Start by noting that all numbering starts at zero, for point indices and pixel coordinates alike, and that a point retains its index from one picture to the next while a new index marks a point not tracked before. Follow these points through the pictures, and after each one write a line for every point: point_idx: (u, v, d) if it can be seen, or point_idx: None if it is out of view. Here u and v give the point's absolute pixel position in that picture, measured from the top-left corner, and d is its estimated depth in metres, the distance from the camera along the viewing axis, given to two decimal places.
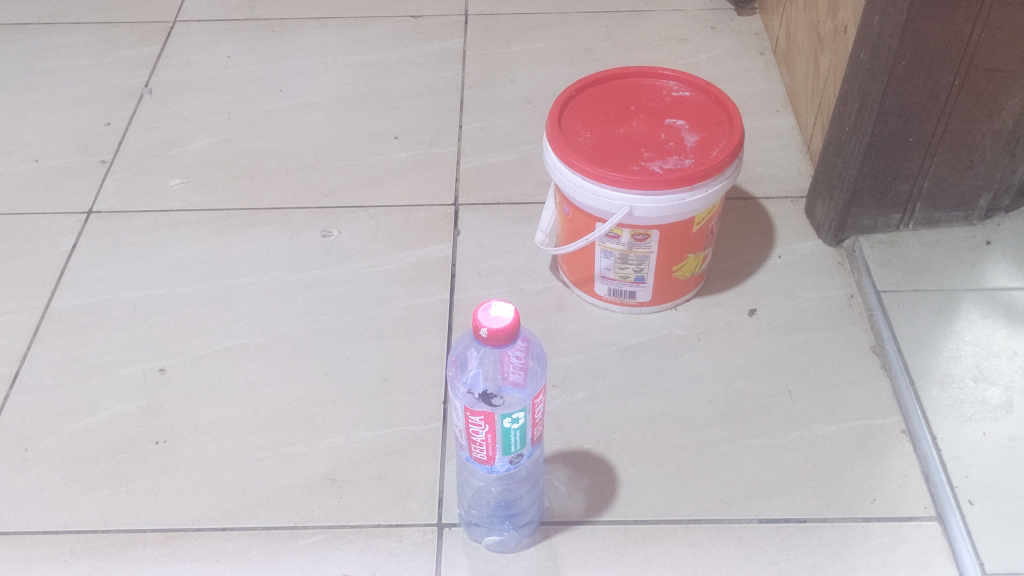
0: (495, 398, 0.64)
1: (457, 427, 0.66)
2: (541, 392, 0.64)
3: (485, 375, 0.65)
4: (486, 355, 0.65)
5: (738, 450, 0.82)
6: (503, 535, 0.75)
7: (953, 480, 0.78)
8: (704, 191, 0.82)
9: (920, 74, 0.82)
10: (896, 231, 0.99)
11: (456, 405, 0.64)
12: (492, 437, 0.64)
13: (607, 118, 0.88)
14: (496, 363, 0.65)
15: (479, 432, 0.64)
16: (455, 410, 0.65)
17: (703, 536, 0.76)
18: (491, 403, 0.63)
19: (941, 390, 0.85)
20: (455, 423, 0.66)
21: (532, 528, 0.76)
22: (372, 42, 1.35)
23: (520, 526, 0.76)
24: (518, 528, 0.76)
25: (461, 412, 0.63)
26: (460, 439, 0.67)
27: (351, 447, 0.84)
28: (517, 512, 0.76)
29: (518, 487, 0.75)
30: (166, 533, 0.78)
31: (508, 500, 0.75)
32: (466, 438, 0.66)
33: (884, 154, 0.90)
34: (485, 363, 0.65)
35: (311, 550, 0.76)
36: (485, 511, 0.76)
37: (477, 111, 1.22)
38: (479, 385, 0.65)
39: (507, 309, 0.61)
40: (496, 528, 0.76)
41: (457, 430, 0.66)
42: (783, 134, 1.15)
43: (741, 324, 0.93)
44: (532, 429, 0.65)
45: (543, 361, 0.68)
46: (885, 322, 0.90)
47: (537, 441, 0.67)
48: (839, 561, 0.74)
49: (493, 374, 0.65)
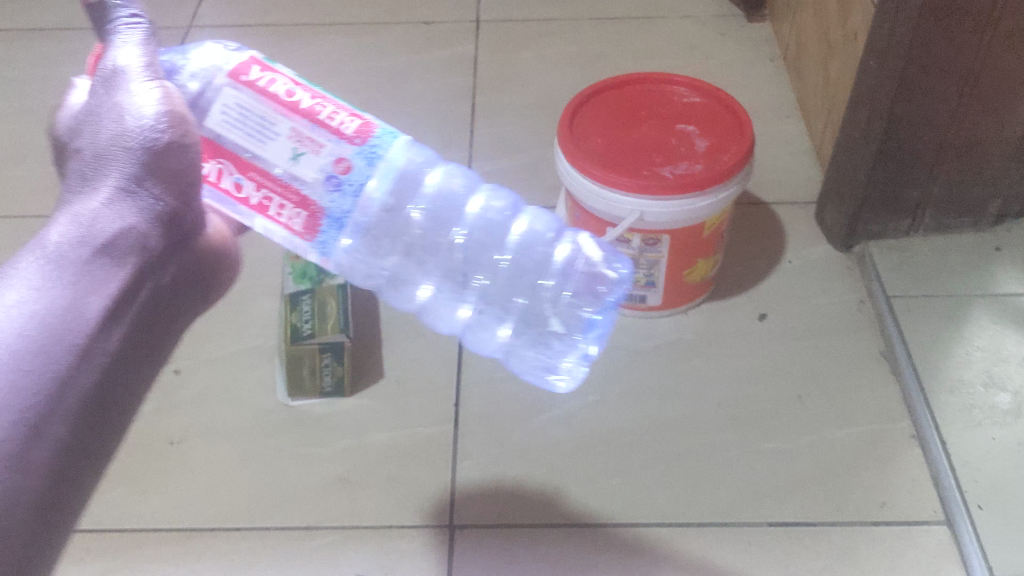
0: (110, 124, 0.59)
1: (241, 132, 0.63)
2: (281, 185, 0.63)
3: (142, 105, 0.59)
4: (77, 158, 0.60)
5: (748, 454, 0.83)
6: (590, 348, 0.83)
7: (962, 485, 0.78)
8: (715, 195, 0.82)
9: (930, 83, 0.83)
10: (906, 237, 0.99)
11: (223, 97, 0.63)
12: (328, 103, 0.65)
13: (618, 124, 0.89)
14: (109, 71, 0.60)
15: (288, 95, 0.64)
16: (202, 105, 0.64)
17: (713, 539, 0.77)
18: (189, 71, 0.66)
19: (951, 396, 0.85)
20: (234, 99, 0.63)
21: (608, 303, 0.83)
22: (384, 48, 1.36)
23: (574, 300, 0.82)
24: (587, 329, 0.82)
25: (189, 93, 0.65)
26: (263, 168, 0.63)
27: (364, 448, 0.84)
28: (568, 280, 0.82)
29: (416, 191, 0.79)
30: (179, 532, 0.79)
31: (464, 269, 0.83)
32: (273, 130, 0.63)
33: (894, 160, 0.90)
34: (81, 148, 0.60)
35: (324, 550, 0.77)
36: (445, 308, 0.86)
37: (489, 116, 1.22)
38: (161, 103, 0.59)
39: (131, 53, 0.60)
40: (567, 336, 0.82)
41: (247, 130, 0.63)
42: (793, 139, 1.15)
43: (752, 328, 0.93)
44: (332, 104, 0.65)
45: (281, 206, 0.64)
46: (895, 327, 0.91)
47: (370, 131, 0.65)
48: (847, 566, 0.75)
49: (88, 153, 0.59)
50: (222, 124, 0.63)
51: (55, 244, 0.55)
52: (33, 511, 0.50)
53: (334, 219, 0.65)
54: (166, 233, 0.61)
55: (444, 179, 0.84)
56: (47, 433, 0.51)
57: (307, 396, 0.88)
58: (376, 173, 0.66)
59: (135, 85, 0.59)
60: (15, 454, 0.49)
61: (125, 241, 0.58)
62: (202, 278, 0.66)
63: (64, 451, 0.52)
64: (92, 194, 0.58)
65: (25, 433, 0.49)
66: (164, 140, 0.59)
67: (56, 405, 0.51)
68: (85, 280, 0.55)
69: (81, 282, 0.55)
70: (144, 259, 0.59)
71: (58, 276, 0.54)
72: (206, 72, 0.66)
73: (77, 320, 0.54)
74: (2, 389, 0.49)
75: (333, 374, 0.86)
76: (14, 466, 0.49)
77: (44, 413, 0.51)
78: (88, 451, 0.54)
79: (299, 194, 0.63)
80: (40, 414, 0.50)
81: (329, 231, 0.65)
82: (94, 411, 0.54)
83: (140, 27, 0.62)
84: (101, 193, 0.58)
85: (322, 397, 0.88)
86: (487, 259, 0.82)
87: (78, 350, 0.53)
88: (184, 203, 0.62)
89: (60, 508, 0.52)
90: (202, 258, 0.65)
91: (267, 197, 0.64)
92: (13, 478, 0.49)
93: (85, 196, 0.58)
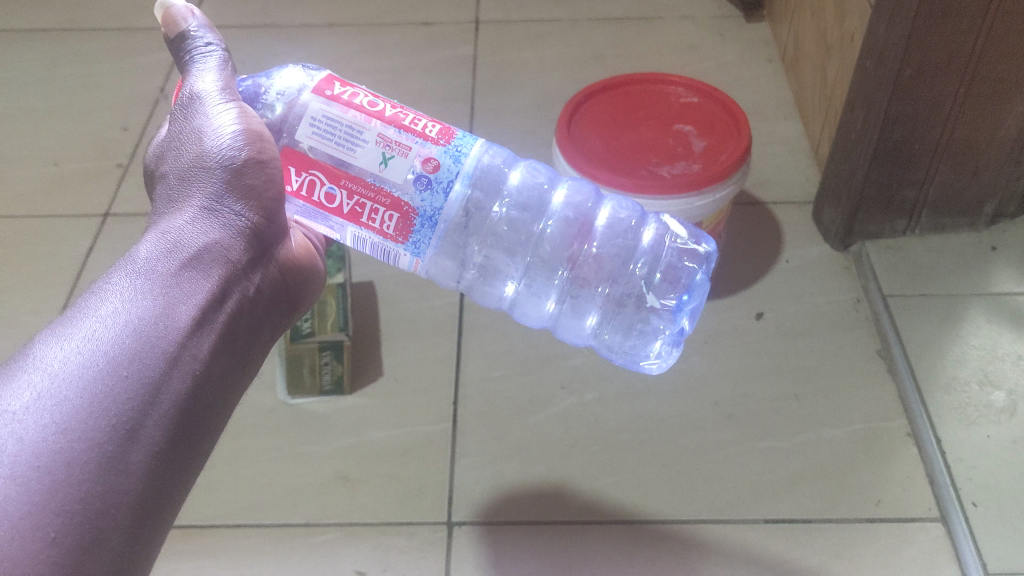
0: (190, 147, 0.57)
1: (327, 143, 0.57)
2: (366, 192, 0.57)
3: (222, 124, 0.56)
4: (163, 183, 0.57)
5: (745, 452, 0.83)
6: (684, 324, 0.68)
7: (957, 482, 0.79)
8: (712, 195, 0.82)
9: (926, 84, 0.83)
10: (902, 237, 1.00)
11: (308, 110, 0.58)
12: (411, 112, 0.59)
13: (616, 124, 0.89)
14: (190, 97, 0.58)
15: (372, 105, 0.58)
16: (291, 120, 0.59)
17: (710, 536, 0.78)
18: (275, 91, 0.61)
19: (946, 394, 0.85)
20: (320, 111, 0.58)
21: (698, 282, 0.68)
22: (384, 49, 1.37)
23: (666, 283, 0.67)
24: (680, 308, 0.68)
25: (277, 116, 0.60)
26: (354, 174, 0.57)
27: (363, 446, 0.85)
28: (657, 261, 0.68)
29: (503, 185, 0.67)
30: (180, 529, 0.80)
31: (550, 260, 0.68)
32: (359, 138, 0.57)
33: (891, 161, 0.91)
34: (165, 174, 0.57)
35: (324, 547, 0.78)
36: (530, 302, 0.70)
37: (488, 117, 1.23)
38: (237, 123, 0.56)
39: (212, 78, 0.58)
40: (663, 311, 0.67)
41: (334, 140, 0.57)
42: (791, 140, 1.16)
43: (749, 327, 0.94)
44: (415, 112, 0.59)
45: (355, 204, 0.58)
46: (892, 326, 0.91)
47: (453, 132, 0.59)
48: (843, 563, 0.75)
49: (172, 177, 0.57)
50: (312, 137, 0.58)
51: (143, 257, 0.51)
52: (134, 515, 0.44)
53: (427, 217, 0.57)
54: (255, 250, 0.57)
55: (532, 169, 0.69)
56: (145, 437, 0.45)
57: (306, 394, 0.88)
58: (467, 173, 0.58)
59: (216, 108, 0.57)
60: (113, 457, 0.44)
61: (211, 253, 0.54)
62: (287, 296, 0.62)
63: (166, 456, 0.47)
64: (177, 212, 0.55)
65: (121, 438, 0.44)
66: (242, 158, 0.55)
67: (151, 411, 0.46)
68: (174, 290, 0.51)
69: (170, 290, 0.50)
70: (231, 272, 0.55)
71: (148, 284, 0.50)
72: (292, 92, 0.60)
73: (169, 325, 0.49)
74: (78, 402, 0.44)
75: (332, 373, 0.87)
76: (113, 468, 0.43)
77: (143, 418, 0.46)
78: (188, 457, 0.49)
79: (390, 196, 0.57)
80: (139, 418, 0.45)
81: (421, 232, 0.58)
82: (192, 418, 0.49)
83: (214, 54, 0.60)
84: (187, 210, 0.55)
85: (321, 395, 0.88)
86: (575, 248, 0.67)
87: (173, 356, 0.48)
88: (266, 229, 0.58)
89: (160, 510, 0.46)
90: (288, 274, 0.61)
91: (358, 204, 0.58)
92: (113, 480, 0.43)
93: (171, 214, 0.55)
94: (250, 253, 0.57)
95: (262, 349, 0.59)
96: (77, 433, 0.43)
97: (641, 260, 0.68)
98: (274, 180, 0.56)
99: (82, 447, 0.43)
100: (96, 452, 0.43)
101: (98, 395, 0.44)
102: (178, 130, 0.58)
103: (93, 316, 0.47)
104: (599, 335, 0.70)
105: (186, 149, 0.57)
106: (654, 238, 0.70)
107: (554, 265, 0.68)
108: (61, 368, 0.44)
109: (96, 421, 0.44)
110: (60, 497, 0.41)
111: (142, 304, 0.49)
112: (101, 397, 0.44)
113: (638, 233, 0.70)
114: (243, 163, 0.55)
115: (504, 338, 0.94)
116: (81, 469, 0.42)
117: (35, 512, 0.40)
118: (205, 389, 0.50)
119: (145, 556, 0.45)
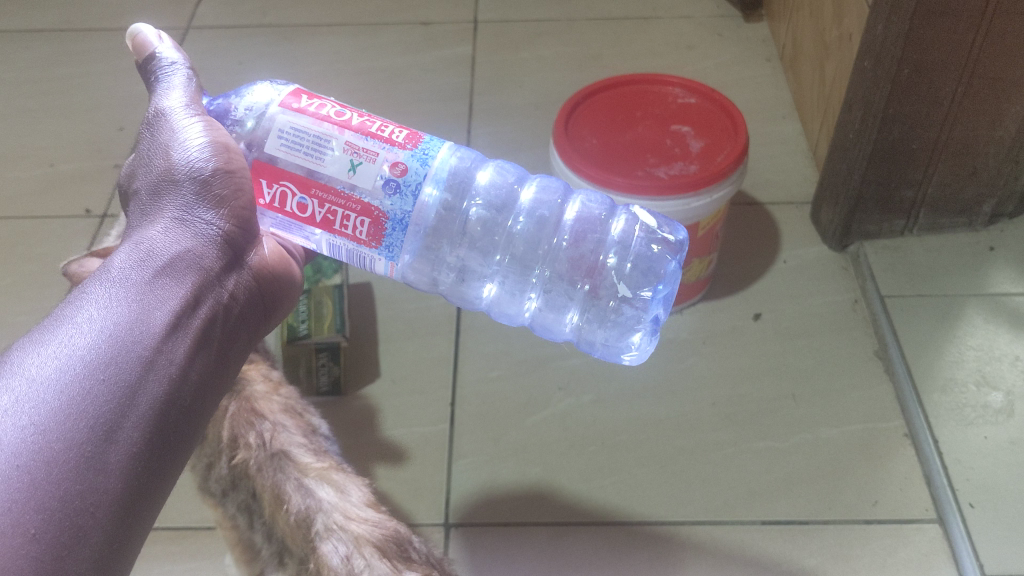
0: (158, 160, 0.57)
1: (296, 154, 0.57)
2: (337, 202, 0.57)
3: (191, 138, 0.57)
4: (135, 199, 0.57)
5: (742, 453, 0.83)
6: (660, 313, 0.68)
7: (954, 483, 0.79)
8: (709, 196, 0.82)
9: (922, 83, 0.83)
10: (900, 236, 1.00)
11: (277, 122, 0.58)
12: (379, 120, 0.59)
13: (613, 124, 0.89)
14: (155, 114, 0.58)
15: (339, 115, 0.58)
16: (259, 138, 0.59)
17: (706, 537, 0.78)
18: (245, 107, 0.61)
19: (943, 395, 0.85)
20: (287, 123, 0.58)
21: (671, 272, 0.68)
22: (383, 49, 1.36)
23: (639, 273, 0.67)
24: (655, 298, 0.67)
25: (247, 132, 0.60)
26: (324, 183, 0.57)
27: (359, 447, 0.85)
28: (628, 251, 0.68)
29: (473, 185, 0.67)
30: (177, 531, 0.80)
31: (525, 257, 0.68)
32: (327, 146, 0.57)
33: (887, 161, 0.91)
34: (136, 190, 0.57)
35: None
36: (512, 302, 0.70)
37: (487, 116, 1.23)
38: (205, 135, 0.57)
39: (178, 94, 0.59)
40: (636, 300, 0.67)
41: (302, 151, 0.57)
42: (788, 140, 1.15)
43: (746, 327, 0.93)
44: (383, 119, 0.59)
45: (327, 213, 0.58)
46: (889, 326, 0.91)
47: (420, 137, 0.58)
48: (839, 563, 0.76)
49: (144, 191, 0.57)
50: (280, 148, 0.58)
51: (117, 267, 0.51)
52: (113, 513, 0.44)
53: (398, 221, 0.57)
54: (230, 257, 0.57)
55: (501, 169, 0.69)
56: (124, 437, 0.45)
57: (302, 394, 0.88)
58: (433, 175, 0.58)
59: (183, 124, 0.57)
60: (91, 457, 0.43)
61: (185, 261, 0.54)
62: (266, 303, 0.61)
63: (145, 458, 0.46)
64: (151, 223, 0.55)
65: (96, 440, 0.44)
66: (211, 169, 0.55)
67: (128, 413, 0.46)
68: (149, 296, 0.51)
69: (144, 296, 0.50)
70: (205, 279, 0.54)
71: (123, 292, 0.50)
72: (260, 106, 0.60)
73: (144, 330, 0.49)
74: (52, 405, 0.43)
75: (330, 374, 0.87)
76: (92, 467, 0.43)
77: (120, 419, 0.45)
78: (170, 459, 0.48)
79: (360, 202, 0.57)
80: (117, 419, 0.45)
81: (393, 236, 0.58)
82: (172, 419, 0.49)
83: (179, 71, 0.60)
84: (160, 222, 0.55)
85: (318, 396, 0.88)
86: (547, 244, 0.68)
87: (148, 360, 0.48)
88: (240, 242, 0.58)
89: (142, 509, 0.46)
90: (267, 286, 0.61)
91: (330, 212, 0.58)
92: (91, 479, 0.43)
93: (145, 226, 0.55)
94: (225, 263, 0.56)
95: (242, 357, 0.58)
96: (54, 434, 0.43)
97: (612, 250, 0.68)
98: (243, 189, 0.57)
99: (61, 447, 0.43)
100: (74, 452, 0.43)
101: (75, 396, 0.44)
102: (146, 148, 0.58)
103: (69, 324, 0.47)
104: (580, 328, 0.69)
105: (154, 165, 0.57)
106: (624, 231, 0.69)
107: (529, 262, 0.68)
108: (39, 372, 0.44)
109: (73, 423, 0.44)
110: (40, 496, 0.41)
111: (118, 310, 0.49)
112: (78, 399, 0.44)
113: (608, 227, 0.70)
114: (212, 174, 0.56)
115: (502, 339, 0.93)
116: (60, 468, 0.42)
117: (16, 509, 0.40)
118: (186, 393, 0.50)
119: (127, 554, 0.45)
